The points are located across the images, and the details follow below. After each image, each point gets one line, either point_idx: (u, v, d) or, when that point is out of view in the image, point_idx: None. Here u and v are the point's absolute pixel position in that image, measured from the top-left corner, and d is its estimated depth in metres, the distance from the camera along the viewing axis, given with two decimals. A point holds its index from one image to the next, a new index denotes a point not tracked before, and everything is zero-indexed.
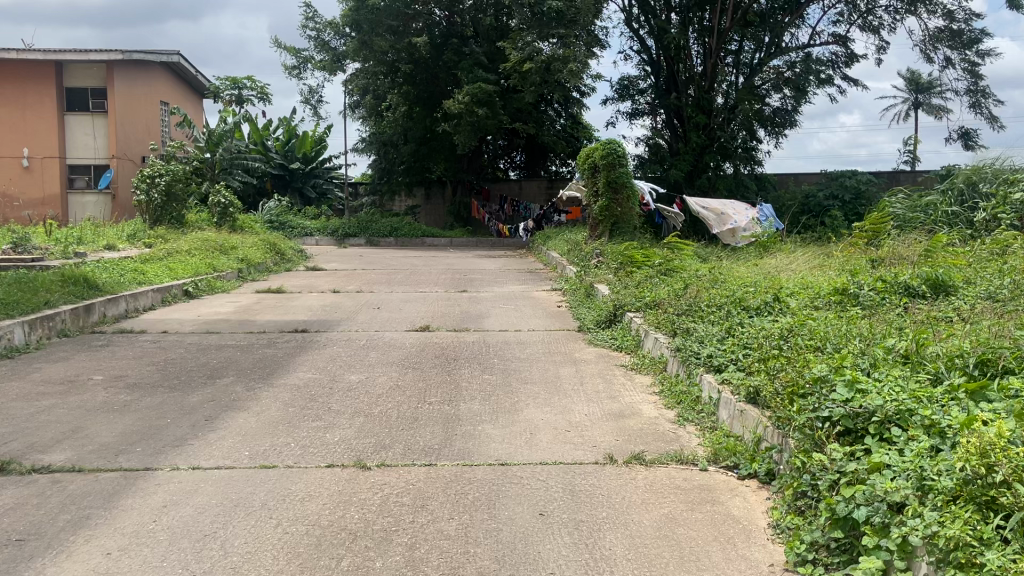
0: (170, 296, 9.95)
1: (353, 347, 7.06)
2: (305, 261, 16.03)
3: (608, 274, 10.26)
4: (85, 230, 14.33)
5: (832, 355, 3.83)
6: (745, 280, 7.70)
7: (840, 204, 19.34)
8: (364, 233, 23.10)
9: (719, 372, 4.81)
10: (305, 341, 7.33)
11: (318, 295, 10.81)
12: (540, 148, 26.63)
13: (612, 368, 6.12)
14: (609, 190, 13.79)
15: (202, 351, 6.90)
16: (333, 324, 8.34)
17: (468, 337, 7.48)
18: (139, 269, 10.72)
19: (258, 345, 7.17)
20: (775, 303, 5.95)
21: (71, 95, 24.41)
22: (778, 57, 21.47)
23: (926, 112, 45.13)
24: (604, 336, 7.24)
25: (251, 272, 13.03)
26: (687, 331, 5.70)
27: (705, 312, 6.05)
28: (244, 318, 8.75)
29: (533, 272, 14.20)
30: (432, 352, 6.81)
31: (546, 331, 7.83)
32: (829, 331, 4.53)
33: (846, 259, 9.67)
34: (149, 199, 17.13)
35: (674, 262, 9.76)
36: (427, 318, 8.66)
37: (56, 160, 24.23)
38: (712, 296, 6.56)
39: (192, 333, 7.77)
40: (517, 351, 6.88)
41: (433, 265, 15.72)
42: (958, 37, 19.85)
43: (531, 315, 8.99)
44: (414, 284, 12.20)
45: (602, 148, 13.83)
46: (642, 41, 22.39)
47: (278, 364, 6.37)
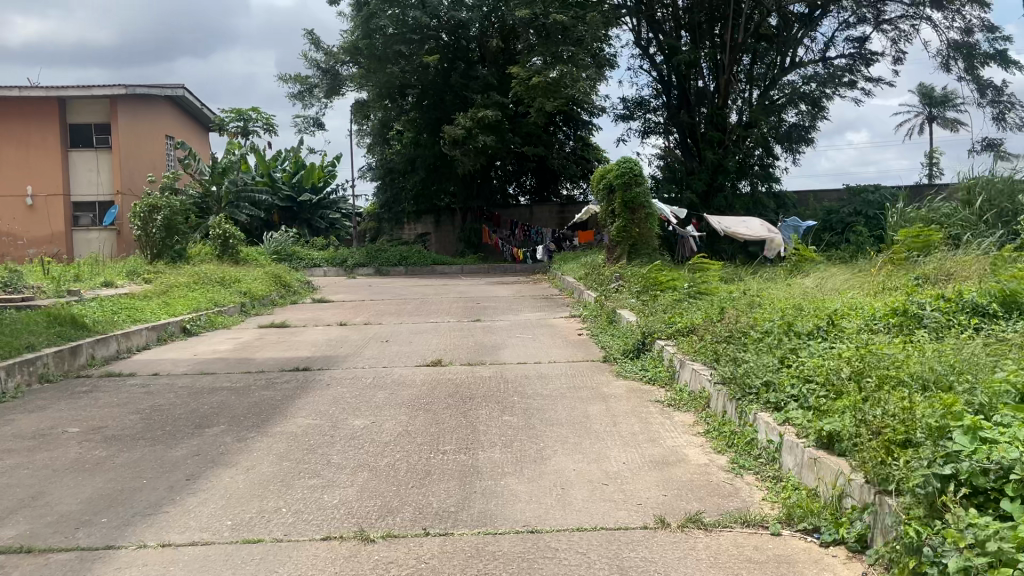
0: (166, 334, 9.37)
1: (359, 386, 6.43)
2: (311, 293, 15.49)
3: (631, 299, 9.65)
4: (82, 268, 13.82)
5: (933, 398, 3.23)
6: (784, 302, 7.07)
7: (863, 219, 18.67)
8: (373, 262, 22.57)
9: (778, 411, 4.19)
10: (307, 381, 6.71)
11: (323, 328, 10.21)
12: (550, 172, 26.19)
13: (646, 406, 5.48)
14: (625, 211, 13.22)
15: (193, 395, 6.30)
16: (339, 360, 7.72)
17: (485, 372, 6.84)
18: (134, 306, 10.17)
19: (255, 387, 6.56)
20: (829, 328, 5.32)
21: (75, 132, 24.12)
22: (792, 72, 20.91)
23: (941, 126, 44.67)
24: (634, 367, 6.62)
25: (254, 306, 12.46)
26: (733, 362, 5.07)
27: (751, 339, 5.42)
28: (244, 356, 8.16)
29: (549, 298, 13.57)
30: (445, 390, 6.18)
31: (568, 363, 7.21)
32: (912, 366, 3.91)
33: (887, 276, 9.02)
34: (149, 235, 16.66)
35: (703, 284, 9.13)
36: (440, 351, 8.04)
37: (61, 197, 23.91)
38: (756, 321, 5.93)
39: (185, 374, 7.18)
40: (539, 386, 6.24)
41: (444, 294, 15.12)
42: (976, 49, 19.19)
43: (550, 345, 8.36)
44: (425, 314, 11.62)
45: (617, 167, 13.30)
46: (652, 60, 21.91)
47: (276, 409, 5.75)
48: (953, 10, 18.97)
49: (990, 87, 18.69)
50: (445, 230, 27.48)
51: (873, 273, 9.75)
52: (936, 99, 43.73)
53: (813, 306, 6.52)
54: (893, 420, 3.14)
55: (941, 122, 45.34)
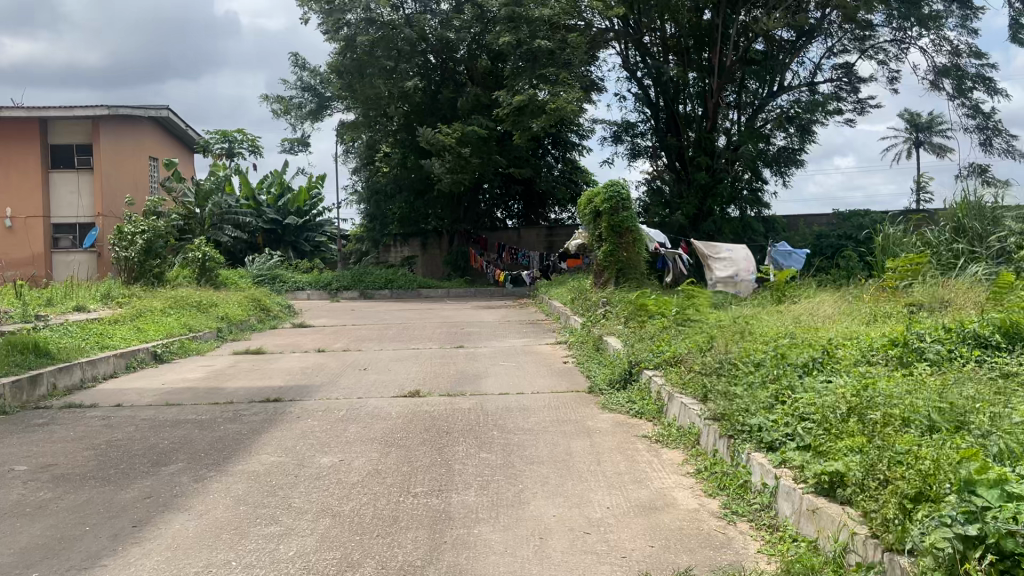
0: (135, 360, 9.01)
1: (330, 420, 6.09)
2: (292, 317, 15.15)
3: (618, 325, 9.38)
4: (55, 292, 13.46)
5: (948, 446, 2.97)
6: (776, 331, 6.80)
7: (852, 243, 18.51)
8: (358, 286, 22.26)
9: (772, 451, 3.92)
10: (276, 413, 6.37)
11: (300, 356, 9.88)
12: (538, 195, 26.03)
13: (633, 442, 5.18)
14: (612, 235, 12.98)
15: (153, 429, 5.94)
16: (312, 390, 7.38)
17: (464, 403, 6.52)
18: (104, 332, 9.81)
19: (221, 419, 6.21)
20: (826, 361, 5.05)
21: (56, 152, 23.78)
22: (780, 96, 20.90)
23: (927, 152, 45.05)
24: (620, 399, 6.32)
25: (231, 331, 12.12)
26: (724, 397, 4.79)
27: (742, 371, 5.14)
28: (214, 386, 7.81)
29: (534, 323, 13.29)
30: (421, 423, 5.84)
31: (552, 393, 6.89)
32: (919, 406, 3.64)
33: (880, 304, 8.81)
34: (127, 257, 16.34)
35: (692, 311, 8.87)
36: (419, 381, 7.72)
37: (40, 219, 23.53)
38: (748, 351, 5.65)
39: (149, 405, 6.82)
40: (521, 419, 5.93)
41: (428, 319, 14.81)
42: (964, 73, 19.15)
43: (534, 374, 8.07)
44: (407, 340, 11.31)
45: (604, 191, 13.05)
46: (640, 84, 21.84)
47: (240, 445, 5.40)
48: (939, 33, 19.04)
49: (978, 112, 18.62)
50: (432, 253, 27.18)
51: (865, 301, 9.53)
52: (920, 126, 44.11)
53: (807, 335, 6.26)
54: (904, 470, 2.86)
55: (926, 147, 45.67)
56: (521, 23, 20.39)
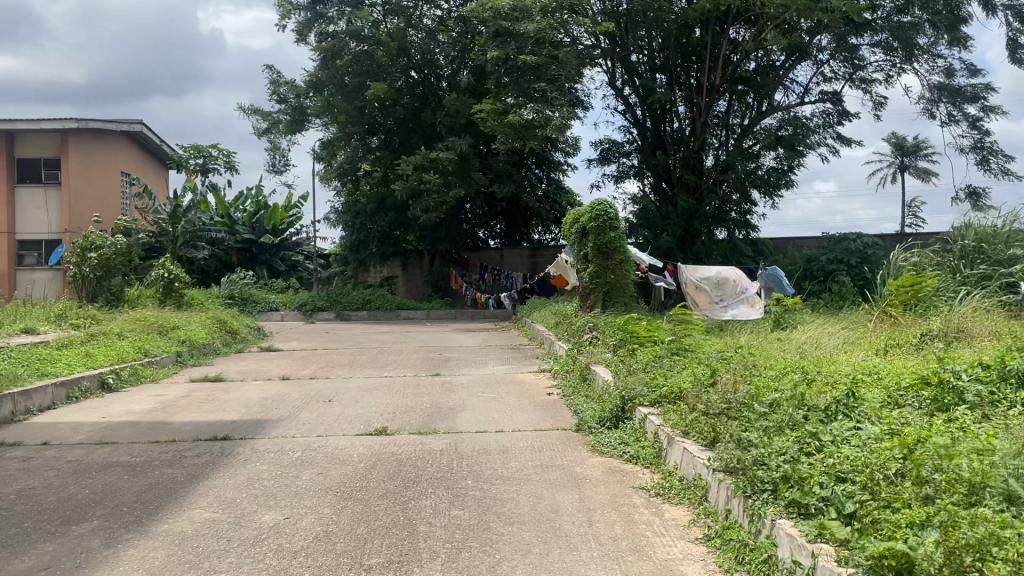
0: (77, 390, 8.19)
1: (283, 463, 5.34)
2: (261, 340, 14.39)
3: (606, 353, 8.69)
4: (6, 313, 12.66)
5: None
6: (783, 364, 6.16)
7: (844, 267, 17.96)
8: (334, 306, 21.44)
9: (804, 518, 3.25)
10: (221, 456, 5.60)
11: (261, 384, 9.10)
12: (520, 215, 25.49)
13: (628, 495, 4.50)
14: (600, 256, 12.36)
15: (76, 474, 5.13)
16: (267, 427, 6.60)
17: (436, 444, 5.77)
18: (47, 357, 9.02)
19: (157, 463, 5.41)
20: (851, 403, 4.39)
21: (23, 167, 22.84)
22: (770, 115, 20.38)
23: (914, 176, 45.18)
24: (610, 439, 5.67)
25: (191, 356, 11.33)
26: (737, 447, 4.10)
27: (755, 415, 4.45)
28: (160, 420, 7.01)
29: (517, 348, 12.59)
30: (385, 470, 5.10)
31: (535, 431, 6.21)
32: (997, 475, 2.98)
33: (888, 334, 8.19)
34: (86, 275, 15.60)
35: (688, 339, 8.18)
36: (388, 415, 6.96)
37: (5, 236, 22.65)
38: (759, 390, 4.96)
39: (80, 444, 6.01)
40: (499, 464, 5.22)
41: (404, 342, 14.07)
42: (960, 94, 18.71)
43: (516, 408, 7.34)
44: (380, 367, 10.54)
45: (591, 210, 12.40)
46: (627, 102, 21.38)
47: (172, 498, 4.62)
48: (930, 54, 18.64)
49: (974, 131, 18.19)
50: (413, 274, 26.54)
51: (872, 329, 8.89)
52: (905, 151, 44.35)
53: (822, 371, 5.60)
54: None
55: (912, 172, 45.70)
56: (506, 37, 19.75)
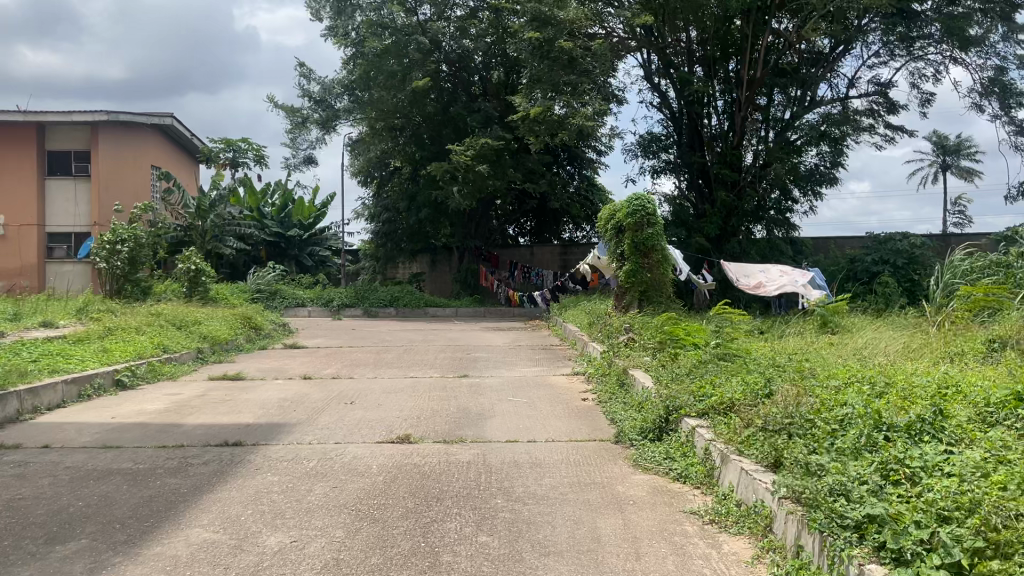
0: (89, 387, 7.83)
1: (295, 475, 4.88)
2: (285, 336, 14.03)
3: (644, 357, 8.14)
4: (26, 307, 12.42)
5: None
6: (847, 373, 5.60)
7: (891, 268, 17.21)
8: (361, 303, 21.11)
9: (898, 566, 2.75)
10: (229, 464, 5.16)
11: (282, 384, 8.70)
12: (551, 213, 24.98)
13: (680, 523, 3.97)
14: (635, 253, 11.80)
15: (73, 483, 4.72)
16: (283, 432, 6.16)
17: (462, 456, 5.28)
18: (61, 353, 8.70)
19: (161, 471, 4.98)
20: (938, 421, 3.85)
21: (54, 159, 22.71)
22: (813, 109, 19.66)
23: (956, 176, 43.95)
24: (653, 453, 5.17)
25: (212, 352, 10.99)
26: (807, 474, 3.58)
27: (824, 433, 3.93)
28: (172, 422, 6.62)
29: (548, 349, 12.10)
30: (406, 485, 4.61)
31: (570, 442, 5.71)
32: None
33: (950, 341, 7.58)
34: (110, 268, 15.38)
35: (734, 342, 7.63)
36: (411, 421, 6.49)
37: (34, 228, 22.48)
38: (826, 403, 4.43)
39: (82, 448, 5.60)
40: (531, 480, 4.73)
41: (431, 341, 13.63)
42: (1011, 89, 17.84)
43: (548, 415, 6.84)
44: (405, 367, 10.10)
45: (627, 205, 11.87)
46: (664, 95, 20.78)
47: (170, 513, 4.18)
48: (986, 46, 17.66)
49: None
50: (442, 270, 26.22)
51: (933, 336, 8.25)
52: (950, 149, 43.16)
53: (892, 383, 5.04)
54: None
55: (956, 171, 44.46)
56: (543, 22, 18.97)
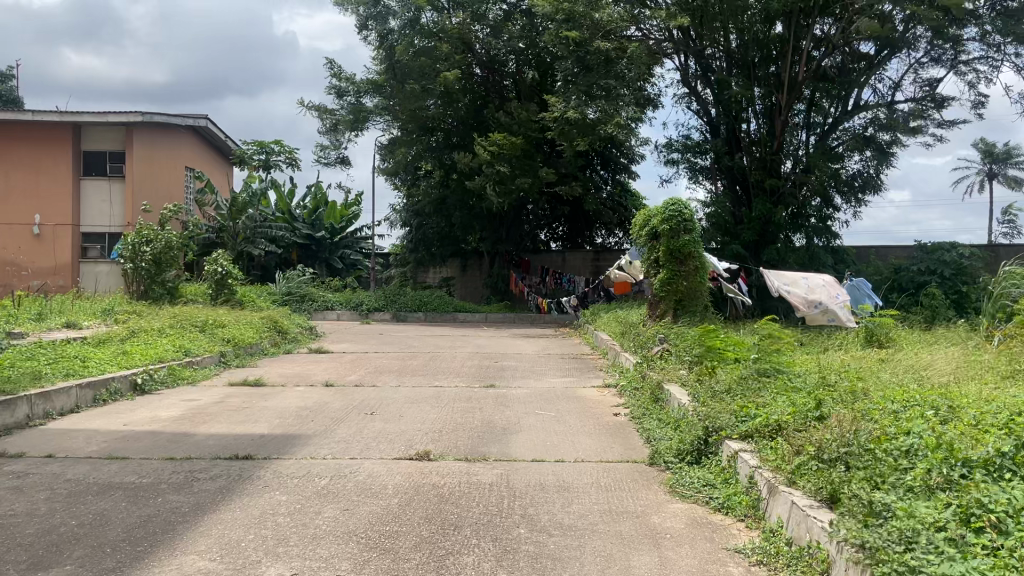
0: (105, 392, 7.60)
1: (305, 495, 4.55)
2: (311, 340, 13.78)
3: (680, 371, 7.71)
4: (52, 307, 12.33)
5: None
6: (903, 395, 5.14)
7: (938, 279, 16.54)
8: (390, 307, 20.88)
9: None
10: (237, 480, 4.85)
11: (302, 391, 8.41)
12: (584, 218, 24.54)
13: (724, 564, 3.56)
14: (671, 260, 11.36)
15: (69, 499, 4.44)
16: (297, 444, 5.84)
17: (485, 476, 4.92)
18: (80, 356, 8.50)
19: (164, 487, 4.68)
20: (1021, 456, 3.39)
21: (89, 159, 22.77)
22: (856, 114, 19.04)
23: (1004, 185, 42.67)
24: (692, 479, 4.76)
25: (235, 356, 10.75)
26: (873, 518, 3.16)
27: (890, 469, 3.50)
28: (184, 430, 6.34)
29: (579, 358, 11.72)
30: (422, 509, 4.26)
31: (600, 464, 5.32)
32: None
33: (1011, 359, 7.05)
34: (138, 268, 15.31)
35: (777, 356, 7.17)
36: (433, 435, 6.14)
37: (69, 227, 22.52)
38: (887, 432, 3.99)
39: (86, 458, 5.33)
40: (557, 507, 4.35)
41: (460, 348, 13.30)
42: None
43: (578, 431, 6.45)
44: (430, 375, 9.74)
45: (664, 210, 11.45)
46: (701, 99, 20.27)
47: (166, 536, 3.86)
48: None
49: None
50: (472, 275, 25.92)
51: (992, 352, 7.70)
52: (1000, 157, 41.85)
53: (957, 409, 4.56)
54: None
55: (1003, 179, 43.15)
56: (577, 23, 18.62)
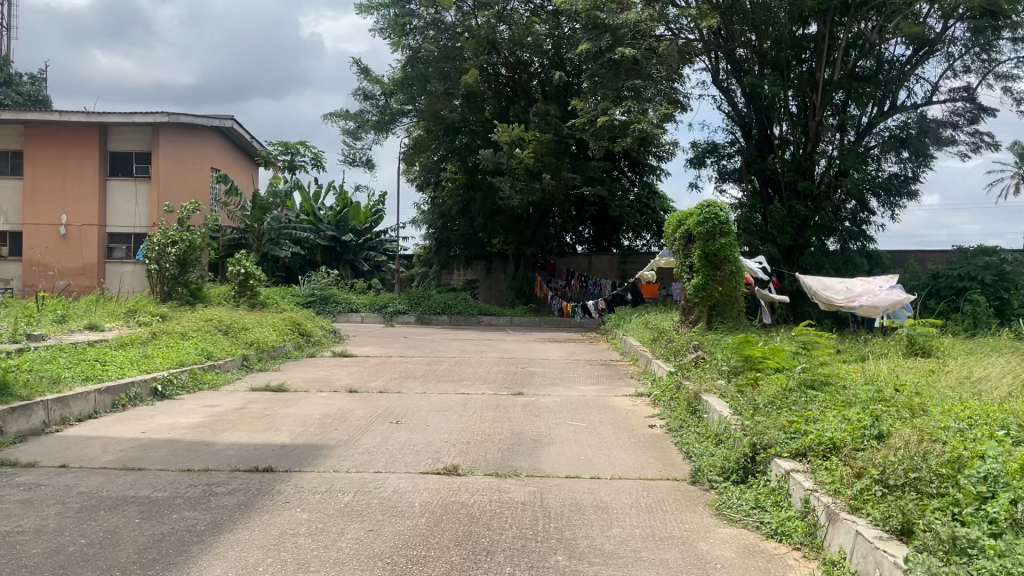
0: (124, 396, 7.42)
1: (327, 513, 4.28)
2: (335, 343, 13.57)
3: (718, 380, 7.37)
4: (74, 308, 12.23)
5: None
6: (966, 412, 4.77)
7: (978, 285, 15.98)
8: (414, 309, 20.68)
9: None
10: (256, 495, 4.60)
11: (325, 398, 8.18)
12: (610, 220, 24.20)
13: None
14: (705, 264, 11.04)
15: (81, 514, 4.22)
16: (319, 456, 5.58)
17: (517, 495, 4.63)
18: (101, 359, 8.33)
19: (180, 502, 4.45)
20: None
21: (115, 159, 22.79)
22: (891, 116, 18.56)
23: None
24: (741, 501, 4.43)
25: (259, 359, 10.57)
26: (957, 560, 2.82)
27: (968, 498, 3.16)
28: (204, 439, 6.11)
29: (608, 365, 11.42)
30: (452, 530, 3.99)
31: (638, 481, 5.01)
32: None
33: None
34: (161, 269, 15.22)
35: (822, 365, 6.83)
36: (461, 447, 5.87)
37: (95, 228, 22.56)
38: (961, 455, 3.63)
39: (101, 469, 5.12)
40: (596, 531, 4.03)
41: (486, 352, 13.03)
42: None
43: (612, 444, 6.15)
44: (456, 382, 9.48)
45: (698, 213, 11.11)
46: (733, 100, 19.86)
47: (178, 558, 3.62)
48: None
49: None
50: (496, 278, 25.63)
51: None
52: None
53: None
54: None
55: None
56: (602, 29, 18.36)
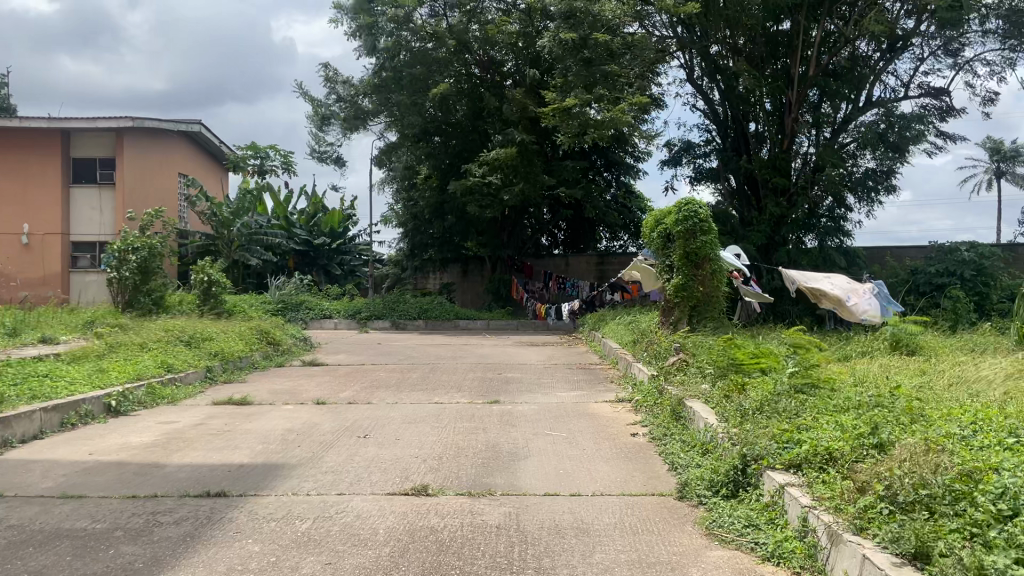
0: (74, 415, 6.96)
1: (282, 544, 3.89)
2: (306, 352, 13.13)
3: (702, 384, 7.04)
4: (29, 321, 11.68)
5: None
6: (965, 418, 4.46)
7: (958, 281, 15.82)
8: (389, 314, 20.25)
9: None
10: (204, 525, 4.19)
11: (291, 411, 7.76)
12: (586, 222, 23.93)
13: None
14: (685, 264, 10.73)
15: (6, 552, 3.80)
16: (278, 477, 5.17)
17: (490, 517, 4.27)
18: (51, 375, 7.85)
19: (121, 535, 4.04)
20: None
21: (78, 166, 22.11)
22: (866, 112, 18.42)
23: (1010, 184, 42.36)
24: (733, 518, 4.09)
25: (223, 371, 10.11)
26: None
27: (987, 519, 2.86)
28: (155, 460, 5.69)
29: (587, 369, 11.07)
30: (419, 561, 3.63)
31: (621, 498, 4.67)
32: None
33: None
34: (122, 278, 14.67)
35: (808, 366, 6.54)
36: (432, 463, 5.49)
37: (58, 236, 21.86)
38: (973, 466, 3.33)
39: (38, 498, 4.69)
40: (576, 559, 3.67)
41: (461, 358, 12.65)
42: None
43: (591, 456, 5.78)
44: (430, 390, 9.09)
45: (678, 211, 10.77)
46: (708, 99, 19.68)
47: None
48: None
49: None
50: (473, 281, 25.29)
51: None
52: (1009, 155, 41.60)
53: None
54: None
55: (1010, 176, 42.95)
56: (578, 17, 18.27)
